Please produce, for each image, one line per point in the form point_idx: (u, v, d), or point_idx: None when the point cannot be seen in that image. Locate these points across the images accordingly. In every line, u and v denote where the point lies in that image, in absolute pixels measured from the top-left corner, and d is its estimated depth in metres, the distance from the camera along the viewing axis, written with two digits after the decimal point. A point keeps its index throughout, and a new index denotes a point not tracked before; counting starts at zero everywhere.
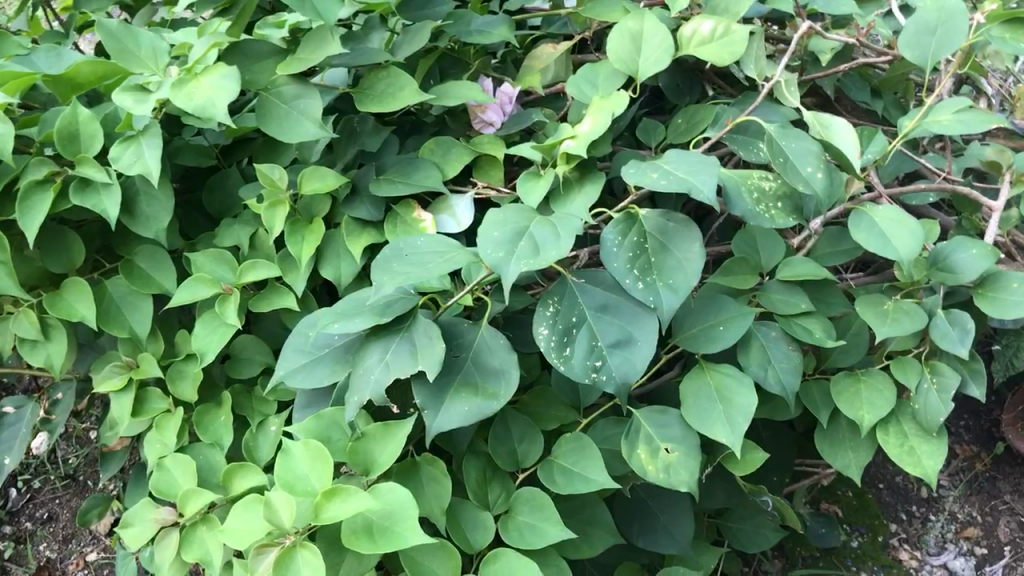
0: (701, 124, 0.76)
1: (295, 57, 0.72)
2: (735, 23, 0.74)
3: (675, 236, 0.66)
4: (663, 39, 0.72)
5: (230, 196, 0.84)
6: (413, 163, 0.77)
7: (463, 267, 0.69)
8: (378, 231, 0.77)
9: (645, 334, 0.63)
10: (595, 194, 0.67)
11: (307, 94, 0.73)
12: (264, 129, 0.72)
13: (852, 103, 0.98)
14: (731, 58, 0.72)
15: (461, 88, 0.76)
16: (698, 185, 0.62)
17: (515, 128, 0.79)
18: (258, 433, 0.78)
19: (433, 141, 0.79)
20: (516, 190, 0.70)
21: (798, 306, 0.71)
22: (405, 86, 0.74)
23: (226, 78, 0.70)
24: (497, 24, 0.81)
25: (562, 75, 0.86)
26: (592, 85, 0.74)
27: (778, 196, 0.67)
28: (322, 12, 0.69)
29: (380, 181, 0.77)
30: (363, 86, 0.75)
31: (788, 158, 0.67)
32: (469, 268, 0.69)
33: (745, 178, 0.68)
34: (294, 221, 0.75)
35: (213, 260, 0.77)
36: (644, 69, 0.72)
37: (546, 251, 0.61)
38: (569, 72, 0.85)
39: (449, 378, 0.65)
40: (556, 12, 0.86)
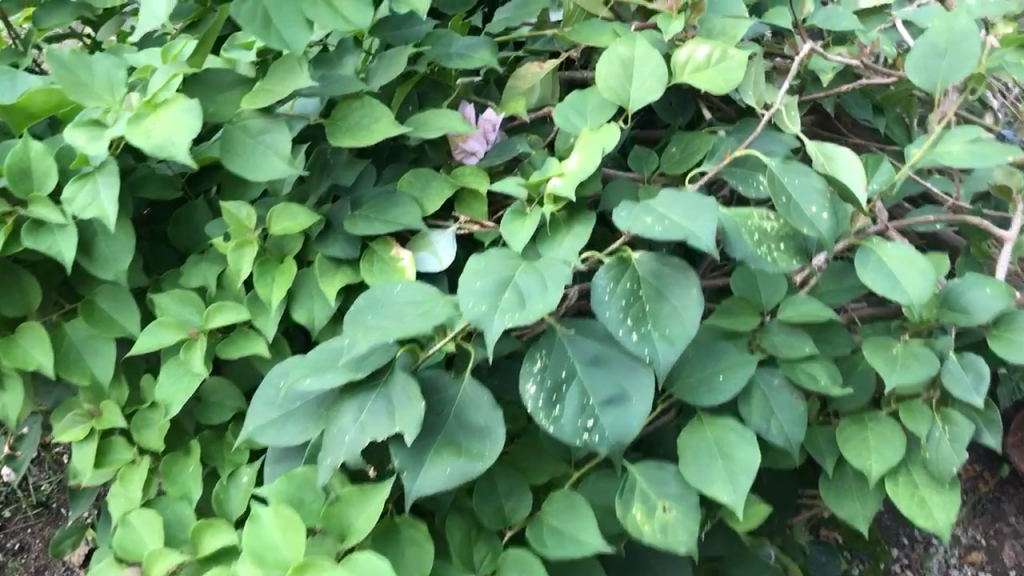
0: (697, 155, 0.72)
1: (261, 88, 0.67)
2: (732, 47, 0.70)
3: (670, 281, 0.61)
4: (656, 66, 0.68)
5: (198, 228, 0.79)
6: (390, 198, 0.73)
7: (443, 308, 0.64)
8: (354, 270, 0.72)
9: (640, 389, 0.58)
10: (585, 236, 0.63)
11: (275, 127, 0.68)
12: (228, 165, 0.67)
13: (852, 120, 0.94)
14: (728, 86, 0.67)
15: (441, 117, 0.72)
16: (695, 231, 0.57)
17: (501, 159, 0.74)
18: (229, 485, 0.73)
19: (412, 173, 0.74)
20: (500, 231, 0.65)
21: (802, 349, 0.67)
22: (381, 117, 0.69)
23: (188, 112, 0.65)
24: (479, 47, 0.76)
25: (550, 98, 0.81)
26: (581, 116, 0.69)
27: (781, 236, 0.63)
28: (289, 41, 0.65)
29: (355, 218, 0.72)
30: (336, 116, 0.70)
31: (790, 196, 0.63)
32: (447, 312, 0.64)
33: (746, 217, 0.63)
34: (263, 261, 0.71)
35: (178, 301, 0.73)
36: (635, 99, 0.67)
37: (533, 303, 0.57)
38: (555, 94, 0.80)
39: (431, 438, 0.60)
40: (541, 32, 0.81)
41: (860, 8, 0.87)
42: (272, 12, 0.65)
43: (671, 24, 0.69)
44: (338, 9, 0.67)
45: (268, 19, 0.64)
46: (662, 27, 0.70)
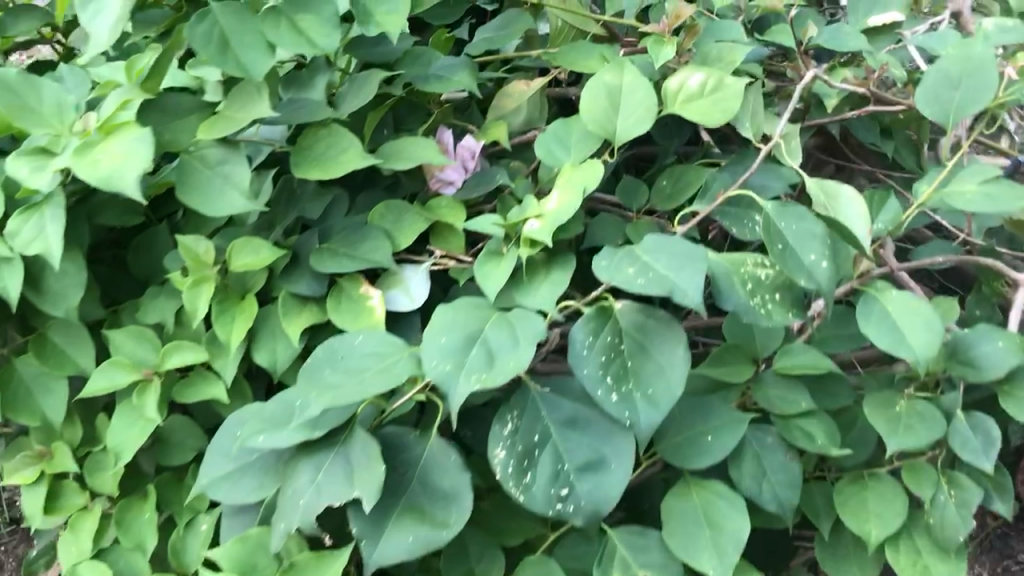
0: (689, 189, 0.68)
1: (220, 115, 0.62)
2: (729, 75, 0.65)
3: (654, 335, 0.57)
4: (645, 95, 0.63)
5: (159, 255, 0.74)
6: (360, 232, 0.68)
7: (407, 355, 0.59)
8: (320, 308, 0.68)
9: (619, 456, 0.54)
10: (562, 283, 0.58)
11: (234, 158, 0.63)
12: (182, 199, 0.62)
13: (859, 144, 0.88)
14: (722, 119, 0.62)
15: (416, 145, 0.67)
16: (680, 285, 0.53)
17: (479, 191, 0.69)
18: (186, 534, 0.69)
19: (383, 204, 0.69)
20: (474, 275, 0.61)
21: (799, 405, 0.62)
22: (349, 148, 0.64)
23: (140, 141, 0.60)
24: (458, 69, 0.72)
25: (536, 120, 0.76)
26: (564, 148, 0.65)
27: (777, 286, 0.58)
28: (247, 66, 0.60)
29: (321, 252, 0.67)
30: (301, 144, 0.65)
31: (787, 242, 0.58)
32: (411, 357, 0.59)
33: (739, 264, 0.58)
34: (222, 298, 0.66)
35: (134, 338, 0.68)
36: (622, 131, 0.63)
37: (503, 362, 0.52)
38: (543, 115, 0.76)
39: (392, 503, 0.56)
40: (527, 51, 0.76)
41: (868, 27, 0.81)
42: (230, 34, 0.60)
43: (662, 51, 0.64)
44: (303, 31, 0.62)
45: (226, 41, 0.60)
46: (653, 53, 0.65)
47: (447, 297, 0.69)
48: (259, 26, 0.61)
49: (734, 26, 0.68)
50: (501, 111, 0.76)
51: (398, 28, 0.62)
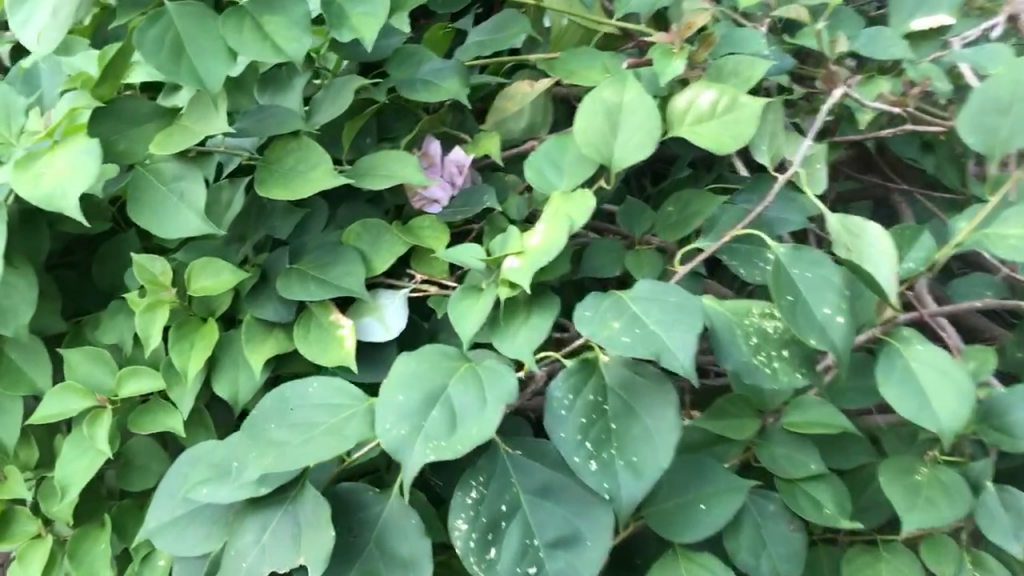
0: (697, 218, 0.60)
1: (177, 127, 0.57)
2: (745, 93, 0.58)
3: (642, 395, 0.50)
4: (647, 116, 0.56)
5: (126, 266, 0.69)
6: (332, 253, 0.62)
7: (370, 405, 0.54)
8: (288, 335, 0.62)
9: (596, 531, 0.48)
10: (543, 330, 0.52)
11: (191, 174, 0.58)
12: (134, 218, 0.57)
13: (895, 157, 0.81)
14: (734, 144, 0.55)
15: (396, 160, 0.61)
16: (669, 346, 0.46)
17: (466, 211, 0.63)
18: (141, 569, 0.62)
19: (360, 223, 0.63)
20: (448, 312, 0.55)
21: (807, 467, 0.56)
22: (319, 163, 0.58)
23: (86, 154, 0.55)
24: (449, 72, 0.65)
25: (538, 128, 0.70)
26: (557, 171, 0.58)
27: (785, 341, 0.52)
28: (203, 78, 0.54)
29: (290, 274, 0.62)
30: (269, 158, 0.60)
31: (798, 292, 0.51)
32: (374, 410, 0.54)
33: (743, 314, 0.52)
34: (181, 322, 0.61)
35: (90, 359, 0.63)
36: (620, 156, 0.56)
37: (465, 427, 0.46)
38: (545, 122, 0.69)
39: (345, 569, 0.50)
40: (530, 53, 0.69)
41: (910, 31, 0.73)
42: (185, 39, 0.54)
43: (671, 64, 0.57)
44: (269, 34, 0.56)
45: (181, 47, 0.54)
46: (660, 66, 0.58)
47: (429, 338, 0.64)
48: (219, 29, 0.55)
49: (756, 36, 0.61)
50: (498, 118, 0.69)
51: (373, 34, 0.56)
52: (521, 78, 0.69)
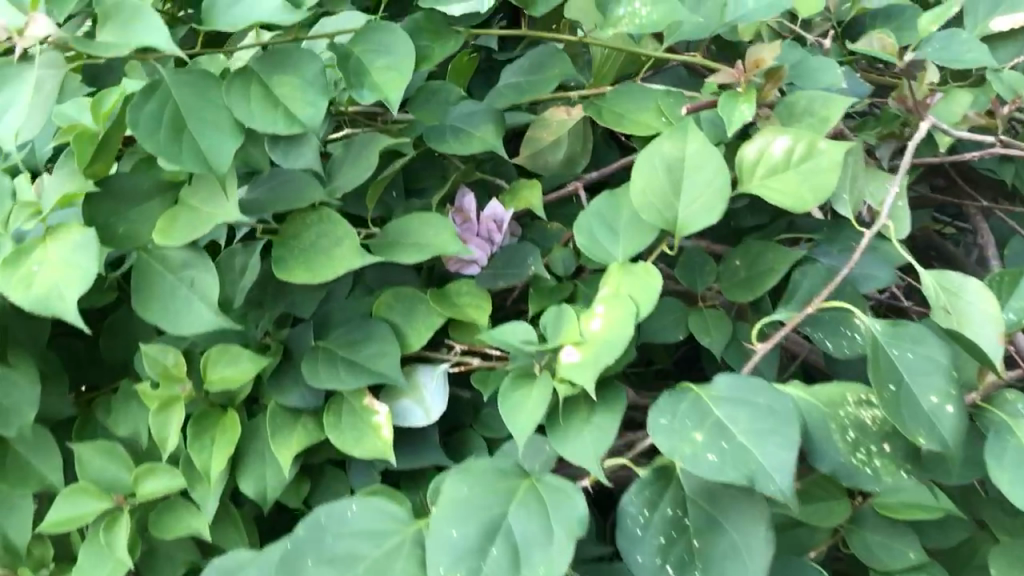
0: (768, 277, 0.53)
1: (182, 207, 0.51)
2: (823, 135, 0.51)
3: (729, 505, 0.44)
4: (714, 173, 0.49)
5: (137, 341, 0.62)
6: (362, 329, 0.56)
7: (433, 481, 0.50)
8: (317, 422, 0.56)
9: None
10: (609, 434, 0.45)
11: (200, 262, 0.51)
12: (140, 314, 0.50)
13: (968, 168, 0.74)
14: (814, 199, 0.49)
15: (428, 227, 0.54)
16: (764, 464, 0.40)
17: (510, 277, 0.57)
18: None
19: (390, 292, 0.57)
20: (497, 404, 0.49)
21: (906, 558, 0.50)
22: (343, 239, 0.52)
23: (83, 248, 0.49)
24: (481, 116, 0.58)
25: (576, 160, 0.62)
26: (610, 233, 0.52)
27: (885, 433, 0.45)
28: (211, 159, 0.47)
29: (317, 354, 0.56)
30: (286, 233, 0.53)
31: (902, 379, 0.45)
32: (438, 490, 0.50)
33: (837, 404, 0.46)
34: (200, 417, 0.55)
35: (104, 454, 0.57)
36: (684, 220, 0.49)
37: (531, 567, 0.40)
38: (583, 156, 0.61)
39: None
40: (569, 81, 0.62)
41: (989, 34, 0.66)
42: (186, 111, 0.47)
43: (737, 109, 0.50)
44: (281, 98, 0.49)
45: (180, 122, 0.47)
46: (726, 109, 0.51)
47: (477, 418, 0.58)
48: (225, 98, 0.48)
49: (831, 65, 0.54)
50: (532, 150, 0.61)
51: (398, 93, 0.49)
52: (555, 105, 0.61)
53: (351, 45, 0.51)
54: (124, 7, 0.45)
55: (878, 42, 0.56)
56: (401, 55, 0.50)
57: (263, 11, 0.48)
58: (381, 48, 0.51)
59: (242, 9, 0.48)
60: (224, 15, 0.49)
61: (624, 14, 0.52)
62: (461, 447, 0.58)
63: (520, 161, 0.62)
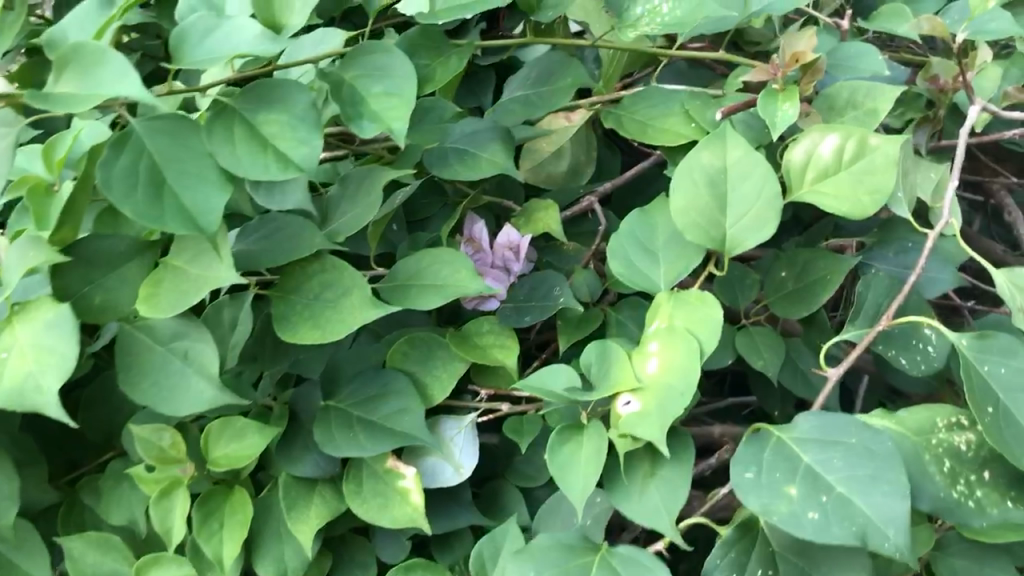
0: (821, 289, 0.49)
1: (166, 269, 0.45)
2: (874, 129, 0.46)
3: (825, 559, 0.39)
4: (763, 182, 0.44)
5: (121, 412, 0.56)
6: (376, 384, 0.50)
7: (476, 547, 0.45)
8: (336, 489, 0.51)
9: None
10: (681, 489, 0.40)
11: (195, 330, 0.46)
12: (131, 397, 0.44)
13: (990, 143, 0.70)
14: (873, 204, 0.44)
15: (442, 264, 0.48)
16: (873, 516, 0.35)
17: (536, 311, 0.51)
18: None
19: (404, 339, 0.51)
20: (545, 459, 0.43)
21: None
22: (351, 290, 0.46)
23: (55, 327, 0.42)
24: (485, 135, 0.52)
25: (581, 170, 0.57)
26: (648, 255, 0.47)
27: (984, 459, 0.41)
28: (199, 218, 0.41)
29: (328, 414, 0.50)
30: (283, 287, 0.47)
31: (999, 398, 0.40)
32: (483, 559, 0.45)
33: (928, 432, 0.41)
34: (206, 497, 0.49)
35: (99, 546, 0.51)
36: (732, 239, 0.44)
37: None
38: (593, 169, 0.56)
39: None
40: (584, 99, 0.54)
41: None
42: (164, 164, 0.41)
43: (779, 109, 0.45)
44: (269, 139, 0.43)
45: (158, 176, 0.41)
46: (765, 108, 0.45)
47: (510, 469, 0.53)
48: (206, 143, 0.42)
49: (870, 52, 0.49)
50: (533, 162, 0.56)
51: (403, 122, 0.43)
52: (553, 112, 0.56)
53: (342, 71, 0.45)
54: (81, 51, 0.38)
55: (927, 23, 0.51)
56: (399, 78, 0.44)
57: (242, 41, 0.42)
58: (376, 72, 0.45)
59: (216, 41, 0.42)
60: (197, 49, 0.42)
61: (643, 13, 0.47)
62: (497, 501, 0.52)
63: (523, 177, 0.56)
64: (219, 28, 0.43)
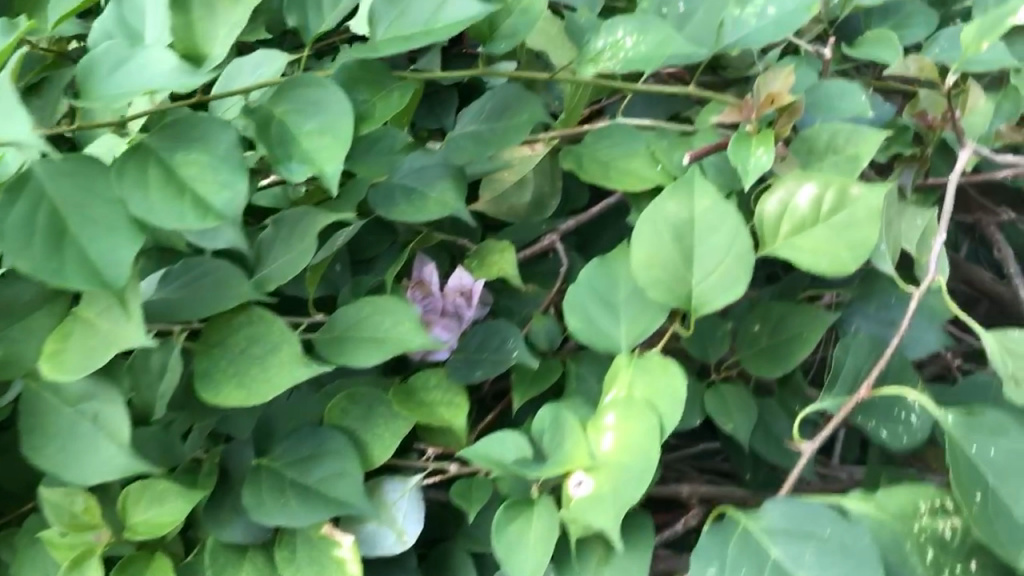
0: (795, 349, 0.45)
1: (76, 322, 0.40)
2: (856, 178, 0.42)
3: None
4: (732, 237, 0.40)
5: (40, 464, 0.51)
6: (311, 443, 0.46)
7: None
8: (268, 557, 0.46)
9: None
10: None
11: (106, 390, 0.41)
12: (34, 462, 0.40)
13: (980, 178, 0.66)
14: (853, 261, 0.40)
15: (384, 314, 0.44)
16: None
17: (490, 368, 0.48)
18: None
19: (342, 394, 0.47)
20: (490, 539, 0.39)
21: None
22: (280, 347, 0.42)
23: None
24: (436, 172, 0.48)
25: (546, 201, 0.53)
26: (608, 311, 0.43)
27: (970, 548, 0.37)
28: (103, 272, 0.37)
29: (258, 474, 0.45)
30: (208, 341, 0.43)
31: (987, 481, 0.36)
32: None
33: (910, 517, 0.37)
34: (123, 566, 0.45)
35: None
36: (699, 298, 0.41)
37: None
38: (559, 195, 0.52)
39: None
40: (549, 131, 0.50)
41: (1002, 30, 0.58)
42: (66, 210, 0.37)
43: (752, 155, 0.41)
44: (187, 181, 0.39)
45: (61, 225, 0.37)
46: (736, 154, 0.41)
47: (459, 533, 0.49)
48: (116, 188, 0.38)
49: (852, 90, 0.45)
50: (494, 193, 0.52)
51: (336, 165, 0.39)
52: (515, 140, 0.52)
53: (272, 105, 0.41)
54: None
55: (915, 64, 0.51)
56: (334, 115, 0.40)
57: (155, 74, 0.37)
58: (309, 107, 0.41)
59: (127, 74, 0.38)
60: (107, 82, 0.38)
61: (604, 46, 0.43)
62: (445, 569, 0.48)
63: (480, 208, 0.52)
64: (132, 59, 0.38)
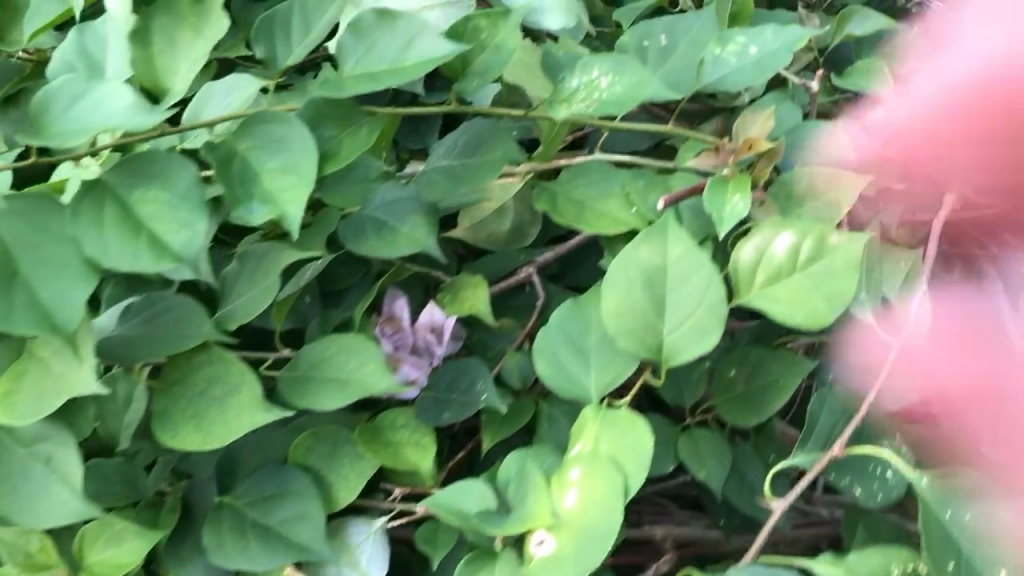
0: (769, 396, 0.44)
1: (31, 362, 0.39)
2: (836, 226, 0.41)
3: None
4: (705, 286, 0.39)
5: None
6: (275, 482, 0.45)
7: None
8: None
9: None
10: None
11: (61, 431, 0.40)
12: None
13: None
14: (830, 314, 0.38)
15: (350, 354, 0.43)
16: None
17: (458, 409, 0.47)
18: None
19: (306, 432, 0.45)
20: None
21: None
22: (241, 389, 0.41)
23: None
24: (408, 204, 0.47)
25: (526, 229, 0.51)
26: (579, 357, 0.41)
27: None
28: (53, 315, 0.35)
29: (220, 513, 0.44)
30: (168, 380, 0.42)
31: (962, 550, 0.35)
32: None
33: None
34: None
35: None
36: (670, 347, 0.39)
37: None
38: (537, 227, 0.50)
39: None
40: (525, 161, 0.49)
41: None
42: (17, 251, 0.36)
43: (728, 202, 0.40)
44: (144, 219, 0.38)
45: (11, 266, 0.36)
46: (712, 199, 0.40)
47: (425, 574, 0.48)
48: (69, 227, 0.37)
49: None
50: (472, 220, 0.50)
51: (298, 207, 0.38)
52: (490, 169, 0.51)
53: (235, 141, 0.40)
54: None
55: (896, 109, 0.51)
56: (297, 153, 0.39)
57: (112, 111, 0.36)
58: (273, 144, 0.39)
59: (84, 109, 0.37)
60: (63, 117, 0.37)
61: (578, 86, 0.42)
62: None
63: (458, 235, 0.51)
64: (90, 93, 0.37)
